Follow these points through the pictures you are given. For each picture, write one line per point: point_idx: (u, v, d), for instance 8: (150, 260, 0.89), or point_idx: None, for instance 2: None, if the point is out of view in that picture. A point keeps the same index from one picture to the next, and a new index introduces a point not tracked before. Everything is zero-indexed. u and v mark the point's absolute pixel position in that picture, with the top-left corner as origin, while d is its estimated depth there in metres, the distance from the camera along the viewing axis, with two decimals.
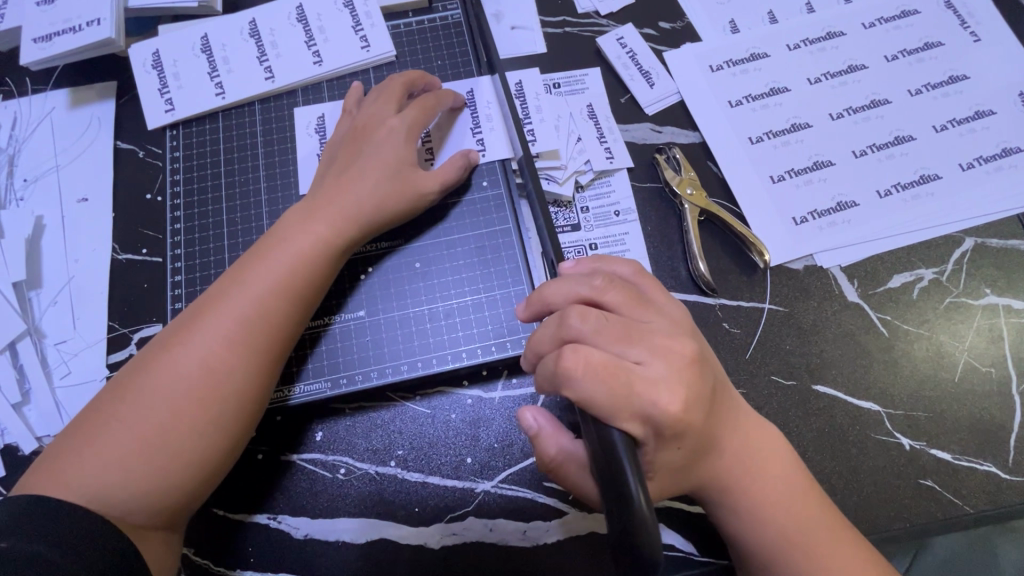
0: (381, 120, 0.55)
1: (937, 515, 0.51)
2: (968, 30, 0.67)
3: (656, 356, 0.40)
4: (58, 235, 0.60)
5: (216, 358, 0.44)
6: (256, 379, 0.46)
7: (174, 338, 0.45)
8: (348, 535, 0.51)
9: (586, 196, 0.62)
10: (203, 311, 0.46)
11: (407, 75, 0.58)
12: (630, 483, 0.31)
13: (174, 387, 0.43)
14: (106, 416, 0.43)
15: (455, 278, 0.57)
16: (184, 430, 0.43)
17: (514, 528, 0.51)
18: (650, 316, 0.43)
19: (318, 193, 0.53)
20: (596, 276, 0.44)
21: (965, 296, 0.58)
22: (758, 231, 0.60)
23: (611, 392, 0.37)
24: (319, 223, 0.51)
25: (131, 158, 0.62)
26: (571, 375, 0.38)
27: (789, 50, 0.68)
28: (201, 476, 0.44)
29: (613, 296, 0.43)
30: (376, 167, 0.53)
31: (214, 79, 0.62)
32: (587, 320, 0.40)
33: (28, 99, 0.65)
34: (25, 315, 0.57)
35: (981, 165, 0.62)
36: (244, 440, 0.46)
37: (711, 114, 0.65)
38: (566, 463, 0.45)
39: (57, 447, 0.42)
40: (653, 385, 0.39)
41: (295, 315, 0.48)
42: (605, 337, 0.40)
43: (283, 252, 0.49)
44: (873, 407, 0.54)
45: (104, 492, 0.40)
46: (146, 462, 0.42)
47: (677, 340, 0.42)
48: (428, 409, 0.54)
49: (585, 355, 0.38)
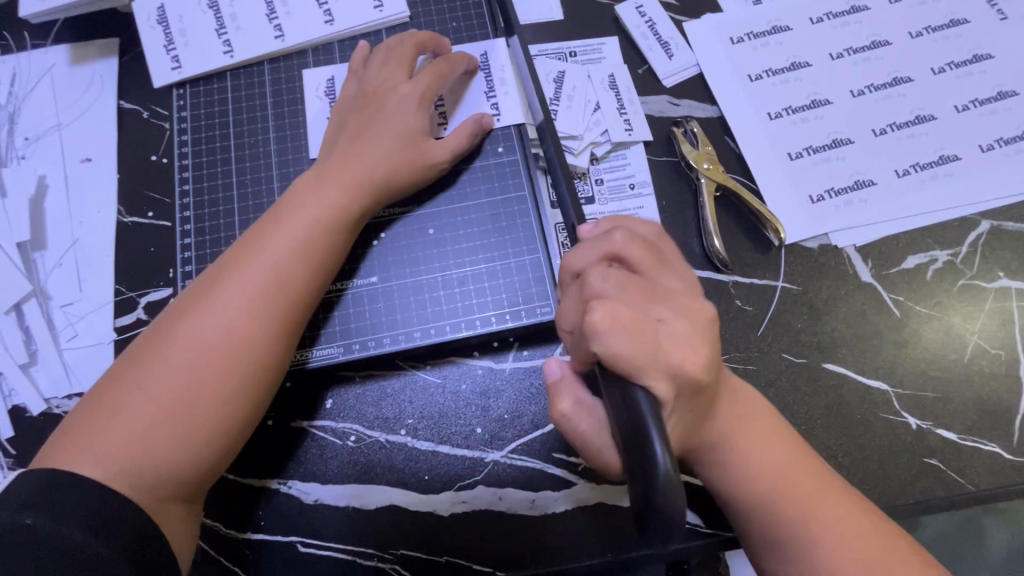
0: (393, 86, 0.54)
1: (939, 492, 0.52)
2: (995, 7, 0.66)
3: (678, 314, 0.39)
4: (62, 197, 0.59)
5: (235, 326, 0.44)
6: (277, 347, 0.45)
7: (189, 308, 0.45)
8: (358, 501, 0.51)
9: (601, 168, 0.61)
10: (220, 278, 0.46)
11: (416, 36, 0.56)
12: (657, 450, 0.29)
13: (194, 357, 0.43)
14: (127, 388, 0.42)
15: (469, 245, 0.56)
16: (204, 401, 0.42)
17: (524, 497, 0.51)
18: (671, 276, 0.41)
19: (329, 160, 0.52)
20: (616, 232, 0.42)
21: (978, 278, 0.57)
22: (774, 209, 0.59)
23: (638, 346, 0.35)
24: (333, 191, 0.49)
25: (135, 119, 0.61)
26: (600, 330, 0.35)
27: (811, 23, 0.66)
28: (221, 446, 0.43)
29: (632, 255, 0.41)
30: (391, 133, 0.52)
31: (222, 37, 0.60)
32: (609, 278, 0.38)
33: (27, 54, 0.63)
34: (30, 276, 0.57)
35: (1001, 146, 0.61)
36: (264, 409, 0.46)
37: (731, 89, 0.63)
38: (580, 418, 0.39)
39: (76, 420, 0.42)
40: (677, 344, 0.37)
41: (312, 283, 0.48)
42: (628, 294, 0.38)
43: (299, 218, 0.48)
44: (882, 386, 0.54)
45: (127, 466, 0.40)
46: (170, 432, 0.42)
47: (698, 301, 0.40)
48: (438, 379, 0.54)
49: (616, 309, 0.36)
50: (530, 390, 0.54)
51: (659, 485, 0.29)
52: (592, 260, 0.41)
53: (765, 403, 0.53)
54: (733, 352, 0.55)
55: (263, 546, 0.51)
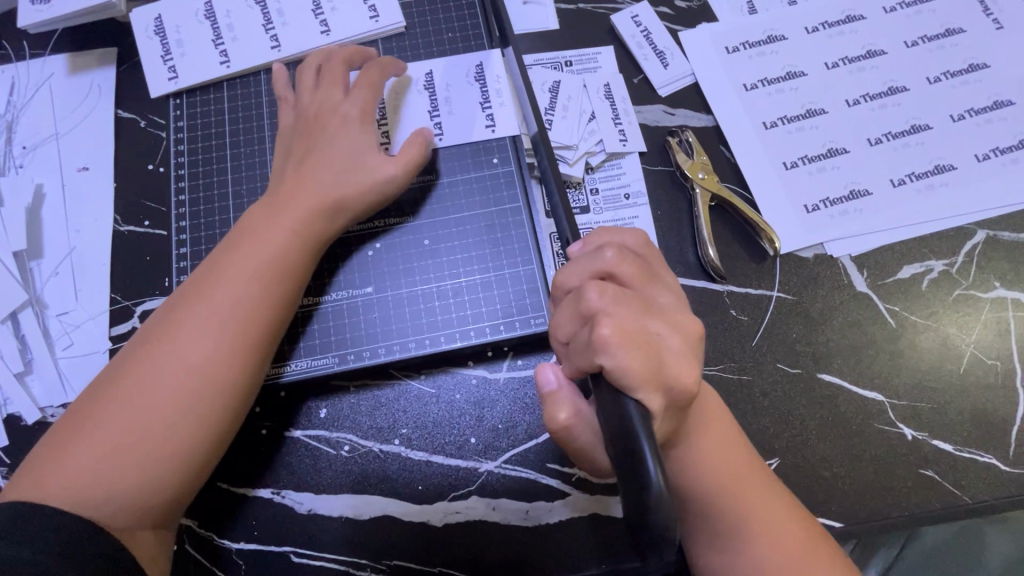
0: (331, 105, 0.54)
1: (935, 504, 0.51)
2: (991, 16, 0.66)
3: (673, 329, 0.38)
4: (59, 206, 0.59)
5: (198, 352, 0.44)
6: (242, 369, 0.45)
7: (151, 336, 0.45)
8: (351, 511, 0.51)
9: (596, 177, 0.61)
10: (181, 305, 0.46)
11: (343, 52, 0.56)
12: (647, 461, 0.29)
13: (158, 385, 0.43)
14: (88, 420, 0.42)
15: (464, 255, 0.56)
16: (168, 428, 0.43)
17: (517, 508, 0.51)
18: (661, 292, 0.41)
19: (282, 184, 0.52)
20: (608, 250, 0.41)
21: (974, 288, 0.57)
22: (769, 218, 0.59)
23: (642, 362, 0.35)
24: (295, 214, 0.50)
25: (133, 128, 0.61)
26: (607, 345, 0.35)
27: (807, 33, 0.66)
28: (189, 471, 0.43)
29: (626, 269, 0.41)
30: (336, 152, 0.52)
31: (219, 47, 0.60)
32: (606, 292, 0.38)
33: (26, 63, 0.63)
34: (26, 285, 0.57)
35: (996, 156, 0.61)
36: (233, 433, 0.46)
37: (726, 98, 0.64)
38: (579, 429, 0.39)
39: (36, 455, 0.42)
40: (675, 357, 0.37)
41: (278, 305, 0.48)
42: (626, 308, 0.37)
43: (260, 242, 0.48)
44: (877, 397, 0.54)
45: (91, 497, 0.40)
46: (134, 460, 0.41)
47: (688, 316, 0.40)
48: (433, 388, 0.54)
49: (619, 324, 0.36)
50: (524, 400, 0.54)
51: (651, 497, 0.28)
52: (586, 276, 0.41)
53: (760, 415, 0.53)
54: (728, 362, 0.55)
55: (256, 556, 0.51)
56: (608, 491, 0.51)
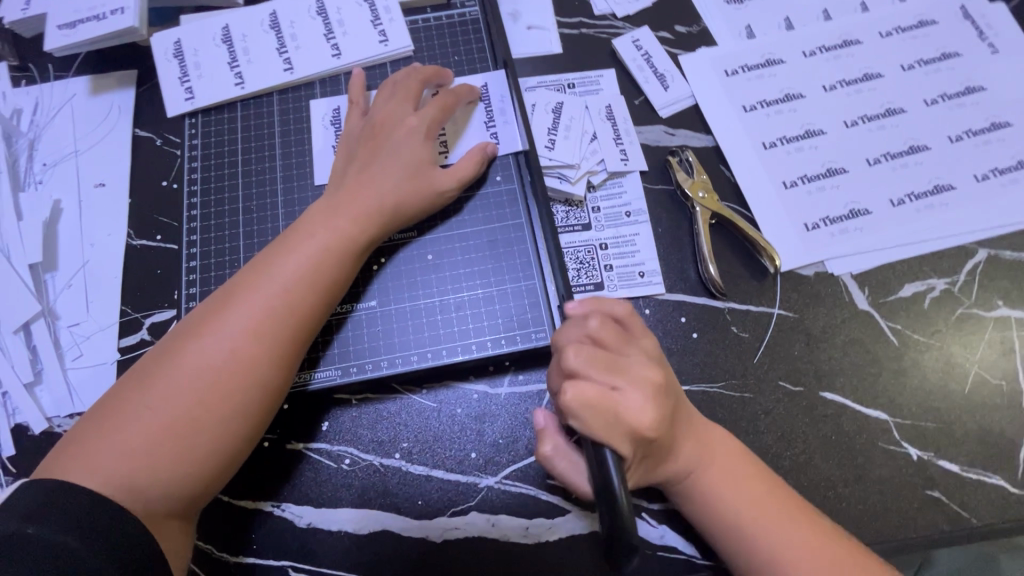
0: (399, 119, 0.56)
1: (944, 526, 0.50)
2: (986, 41, 0.67)
3: (644, 386, 0.42)
4: (75, 220, 0.61)
5: (240, 351, 0.46)
6: (281, 369, 0.47)
7: (201, 326, 0.47)
8: (350, 525, 0.51)
9: (597, 196, 0.62)
10: (232, 299, 0.48)
11: (422, 72, 0.59)
12: (619, 502, 0.33)
13: (201, 377, 0.45)
14: (134, 402, 0.44)
15: (467, 270, 0.57)
16: (204, 422, 0.44)
17: (517, 524, 0.51)
18: (636, 350, 0.44)
19: (340, 189, 0.54)
20: (588, 314, 0.45)
21: (977, 307, 0.57)
22: (769, 236, 0.60)
23: (603, 422, 0.39)
24: (344, 219, 0.52)
25: (148, 146, 0.63)
26: (572, 409, 0.39)
27: (804, 57, 0.68)
28: (220, 467, 0.45)
29: (608, 333, 0.44)
30: (397, 162, 0.54)
31: (234, 69, 0.63)
32: (579, 354, 0.42)
33: (50, 85, 0.66)
34: (40, 296, 0.58)
35: (996, 176, 0.61)
36: (261, 433, 0.47)
37: (726, 119, 0.65)
38: (558, 461, 0.46)
39: (82, 432, 0.43)
40: (643, 413, 0.40)
41: (318, 310, 0.49)
42: (598, 368, 0.41)
43: (311, 245, 0.50)
44: (881, 416, 0.54)
45: (129, 480, 0.41)
46: (174, 449, 0.43)
47: (655, 369, 0.43)
48: (433, 403, 0.54)
49: (588, 387, 0.40)
50: (525, 415, 0.54)
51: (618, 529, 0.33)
52: (567, 338, 0.45)
53: (761, 433, 0.53)
54: (730, 379, 0.55)
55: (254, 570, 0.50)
56: None
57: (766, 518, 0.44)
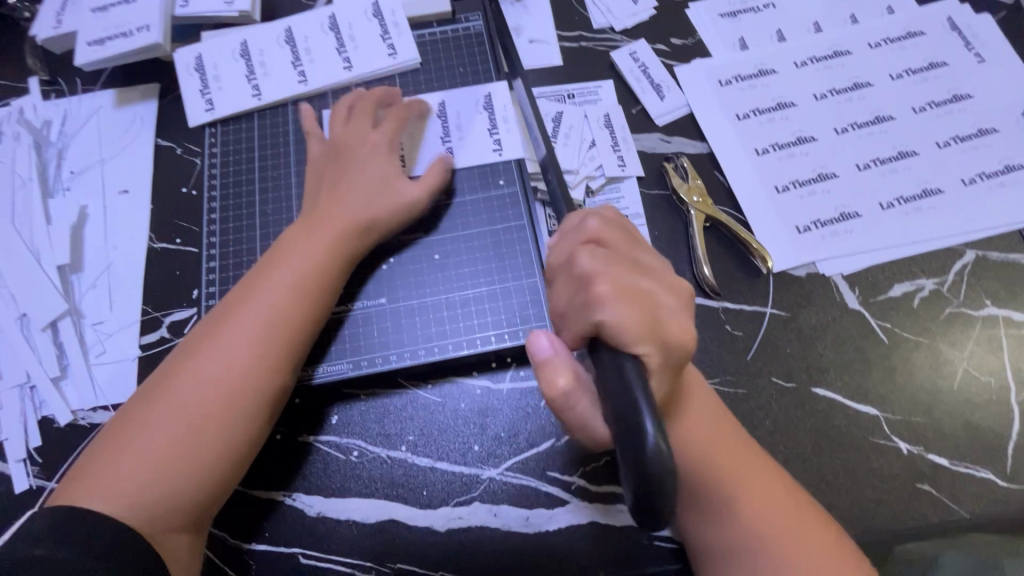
0: (360, 137, 0.59)
1: (933, 518, 0.52)
2: (973, 51, 0.70)
3: (664, 287, 0.41)
4: (100, 224, 0.64)
5: (232, 366, 0.49)
6: (275, 381, 0.50)
7: (195, 349, 0.49)
8: (359, 514, 0.53)
9: (597, 200, 0.64)
10: (224, 321, 0.51)
11: (373, 93, 0.62)
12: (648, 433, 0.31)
13: (200, 394, 0.47)
14: (136, 425, 0.47)
15: (471, 269, 0.60)
16: (202, 435, 0.47)
17: (518, 514, 0.53)
18: (649, 255, 0.45)
19: (316, 208, 0.57)
20: (591, 219, 0.45)
21: (965, 306, 0.59)
22: (762, 239, 0.62)
23: (641, 315, 0.37)
24: (325, 237, 0.54)
25: (170, 155, 0.67)
26: (606, 301, 0.38)
27: (796, 67, 0.70)
28: (224, 475, 0.48)
29: (611, 235, 0.44)
30: (365, 179, 0.57)
31: (251, 82, 0.66)
32: (596, 255, 0.41)
33: (79, 97, 0.70)
34: (66, 295, 0.61)
35: (983, 180, 0.63)
36: (261, 441, 0.50)
37: (720, 127, 0.67)
38: (578, 392, 0.40)
39: (88, 458, 0.46)
40: (671, 312, 0.39)
41: (309, 324, 0.52)
42: (619, 265, 0.41)
43: (296, 263, 0.53)
44: (871, 411, 0.55)
45: (137, 497, 0.44)
46: (178, 462, 0.46)
47: (675, 275, 0.44)
48: (439, 397, 0.57)
49: (614, 281, 0.39)
50: (526, 409, 0.56)
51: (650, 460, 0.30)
52: (574, 244, 0.43)
53: (755, 427, 0.55)
54: (724, 375, 0.57)
55: (266, 557, 0.52)
56: (607, 500, 0.53)
57: (753, 487, 0.45)
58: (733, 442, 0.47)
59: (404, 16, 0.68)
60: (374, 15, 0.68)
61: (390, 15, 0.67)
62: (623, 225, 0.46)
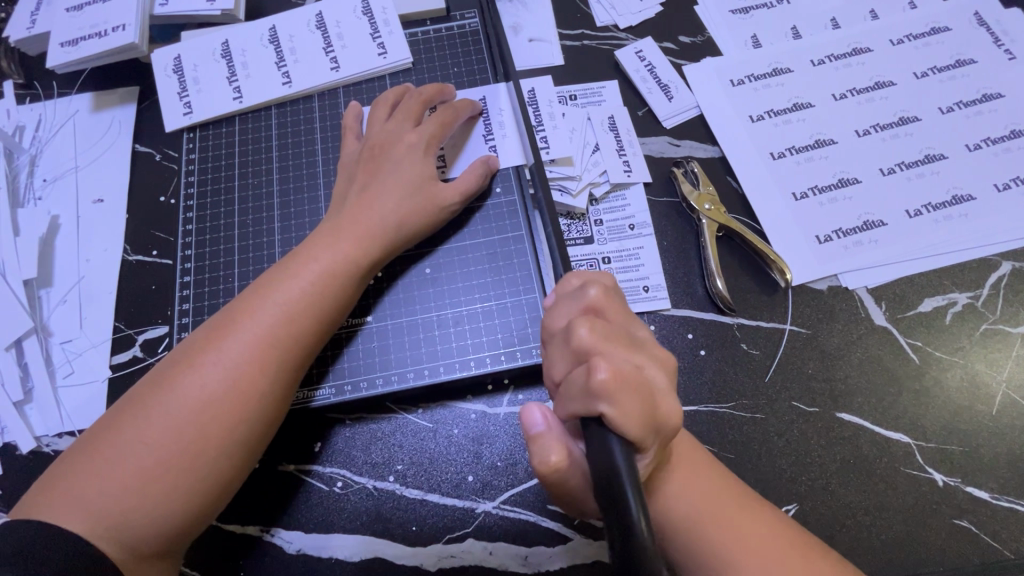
0: (398, 137, 0.55)
1: (975, 559, 0.47)
2: (1003, 47, 0.65)
3: (657, 364, 0.38)
4: (72, 236, 0.60)
5: (236, 381, 0.44)
6: (276, 400, 0.46)
7: (194, 355, 0.45)
8: (342, 552, 0.49)
9: (600, 209, 0.60)
10: (228, 327, 0.46)
11: (423, 90, 0.58)
12: (631, 507, 0.28)
13: (193, 409, 0.43)
14: (122, 436, 0.42)
15: (466, 284, 0.56)
16: (196, 457, 0.42)
17: (515, 553, 0.48)
18: (640, 328, 0.41)
19: (340, 213, 0.53)
20: (590, 287, 0.41)
21: (1003, 323, 0.54)
22: (780, 249, 0.58)
23: (639, 408, 0.34)
24: (344, 243, 0.50)
25: (148, 161, 0.63)
26: (604, 393, 0.33)
27: (813, 65, 0.66)
28: (211, 502, 0.43)
29: (610, 306, 0.40)
30: (400, 181, 0.53)
31: (233, 84, 0.63)
32: (595, 330, 0.37)
33: (54, 101, 0.66)
34: (33, 313, 0.57)
35: (1019, 185, 0.59)
36: (254, 464, 0.46)
37: (732, 129, 0.63)
38: (569, 471, 0.37)
39: (66, 465, 0.42)
40: (664, 395, 0.36)
41: (315, 337, 0.48)
42: (615, 345, 0.37)
43: (310, 269, 0.49)
44: (903, 438, 0.50)
45: (116, 519, 0.40)
46: (163, 486, 0.41)
47: (663, 348, 0.40)
48: (430, 423, 0.52)
49: (612, 365, 0.35)
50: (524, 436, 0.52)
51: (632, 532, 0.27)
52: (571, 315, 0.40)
53: (774, 457, 0.50)
54: (740, 400, 0.52)
55: None
56: None
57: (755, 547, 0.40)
58: (695, 470, 0.43)
59: (395, 14, 0.64)
60: (364, 12, 0.64)
61: (380, 13, 0.64)
62: (613, 290, 0.43)
